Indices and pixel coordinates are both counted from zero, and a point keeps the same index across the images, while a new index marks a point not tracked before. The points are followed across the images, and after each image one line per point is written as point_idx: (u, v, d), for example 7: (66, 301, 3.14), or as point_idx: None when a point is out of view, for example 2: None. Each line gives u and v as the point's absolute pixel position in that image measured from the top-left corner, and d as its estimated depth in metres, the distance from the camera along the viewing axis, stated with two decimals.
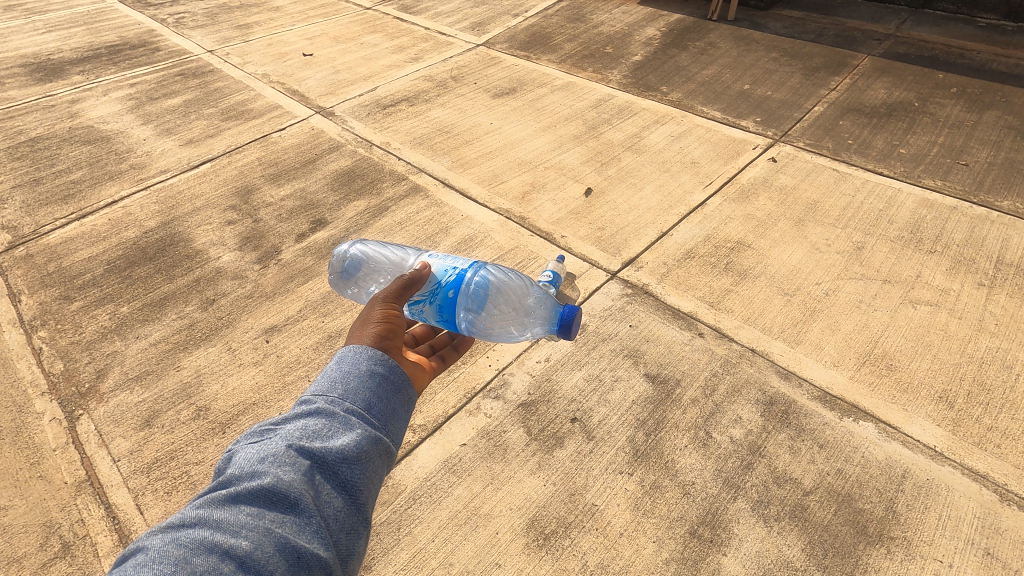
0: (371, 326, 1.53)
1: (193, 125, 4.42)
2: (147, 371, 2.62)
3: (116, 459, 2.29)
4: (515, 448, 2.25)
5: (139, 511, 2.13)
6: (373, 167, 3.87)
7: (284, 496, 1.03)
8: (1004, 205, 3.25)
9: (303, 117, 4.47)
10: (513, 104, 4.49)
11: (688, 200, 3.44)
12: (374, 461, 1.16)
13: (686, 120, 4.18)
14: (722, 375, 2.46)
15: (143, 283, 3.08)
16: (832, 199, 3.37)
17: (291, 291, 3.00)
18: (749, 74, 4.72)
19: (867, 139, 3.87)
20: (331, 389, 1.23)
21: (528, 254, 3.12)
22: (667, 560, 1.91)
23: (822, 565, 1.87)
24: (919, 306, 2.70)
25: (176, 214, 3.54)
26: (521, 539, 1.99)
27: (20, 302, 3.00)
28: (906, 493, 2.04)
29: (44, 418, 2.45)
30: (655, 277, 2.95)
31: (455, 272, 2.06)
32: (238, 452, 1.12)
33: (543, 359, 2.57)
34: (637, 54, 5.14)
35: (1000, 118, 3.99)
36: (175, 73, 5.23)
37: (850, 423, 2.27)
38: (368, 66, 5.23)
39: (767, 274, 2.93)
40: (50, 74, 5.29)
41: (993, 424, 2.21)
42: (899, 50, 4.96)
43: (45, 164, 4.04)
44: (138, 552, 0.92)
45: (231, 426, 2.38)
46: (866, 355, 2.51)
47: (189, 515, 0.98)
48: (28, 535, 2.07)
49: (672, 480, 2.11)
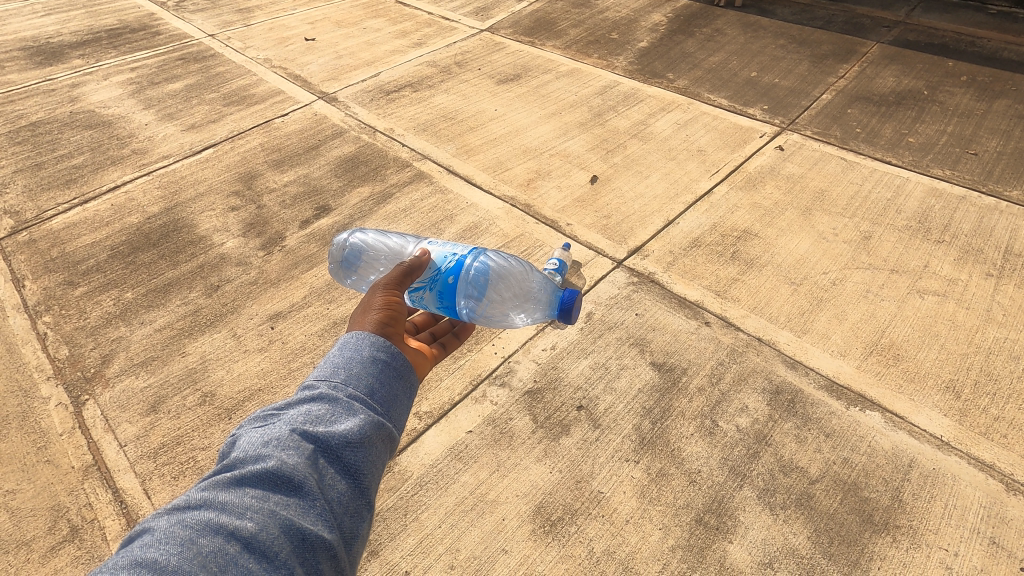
0: (373, 313, 1.52)
1: (194, 110, 4.39)
2: (152, 357, 2.62)
3: (123, 444, 2.30)
4: (521, 435, 2.25)
5: (147, 495, 2.14)
6: (376, 153, 3.85)
7: (289, 479, 1.03)
8: (1013, 195, 3.23)
9: (305, 103, 4.43)
10: (518, 90, 4.45)
11: (694, 188, 3.42)
12: (377, 446, 1.16)
13: (692, 108, 4.14)
14: (728, 364, 2.46)
15: (147, 269, 3.07)
16: (840, 188, 3.35)
17: (295, 278, 2.99)
18: (756, 62, 4.67)
19: (876, 128, 3.84)
20: (333, 375, 1.23)
21: (534, 242, 3.11)
22: (673, 547, 1.92)
23: (828, 554, 1.88)
24: (927, 296, 2.69)
25: (179, 200, 3.52)
26: (527, 525, 2.00)
27: (24, 287, 2.99)
28: (912, 482, 2.04)
29: (51, 403, 2.45)
30: (660, 265, 2.94)
31: (454, 259, 2.03)
32: (243, 437, 1.12)
33: (549, 347, 2.56)
34: (642, 40, 5.09)
35: (1011, 107, 3.95)
36: (176, 58, 5.18)
37: (856, 412, 2.27)
38: (370, 51, 5.18)
39: (774, 263, 2.92)
40: (50, 57, 5.24)
41: (1000, 415, 2.21)
42: (908, 37, 4.91)
43: (47, 149, 4.02)
44: (144, 534, 0.92)
45: (237, 412, 2.38)
46: (873, 345, 2.50)
47: (194, 497, 0.98)
48: (38, 519, 2.08)
49: (678, 468, 2.12)
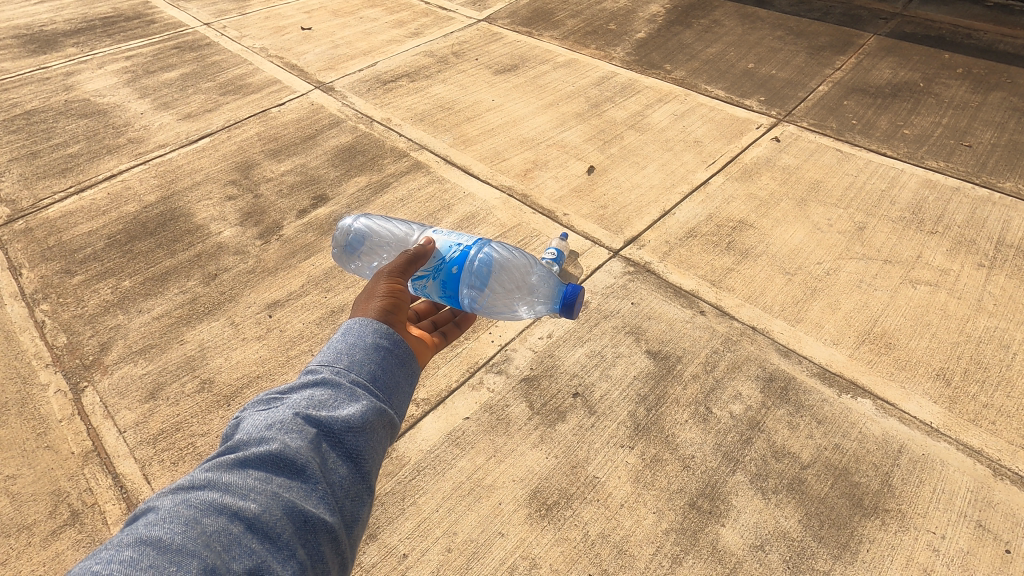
0: (376, 300, 1.54)
1: (190, 100, 4.37)
2: (150, 345, 2.63)
3: (121, 431, 2.31)
4: (518, 421, 2.28)
5: (147, 480, 2.16)
6: (373, 142, 3.85)
7: (291, 463, 1.04)
8: (1006, 186, 3.26)
9: (302, 92, 4.42)
10: (516, 80, 4.45)
11: (690, 179, 3.44)
12: (378, 432, 1.18)
13: (689, 99, 4.15)
14: (722, 352, 2.49)
15: (145, 257, 3.08)
16: (835, 179, 3.37)
17: (293, 267, 3.00)
18: (753, 53, 4.68)
19: (871, 119, 3.85)
20: (337, 360, 1.24)
21: (530, 232, 3.12)
22: (667, 530, 1.95)
23: (818, 536, 1.92)
24: (919, 286, 2.72)
25: (176, 189, 3.52)
26: (522, 510, 2.03)
27: (20, 276, 2.99)
28: (902, 467, 2.08)
29: (49, 390, 2.46)
30: (656, 255, 2.96)
31: (460, 249, 2.06)
32: (247, 419, 1.14)
33: (545, 335, 2.58)
34: (640, 31, 5.08)
35: (1005, 100, 3.97)
36: (172, 46, 5.15)
37: (847, 399, 2.29)
38: (367, 40, 5.16)
39: (768, 253, 2.94)
40: (44, 45, 5.21)
41: (989, 402, 2.25)
42: (905, 28, 4.92)
43: (42, 137, 4.01)
44: (149, 512, 0.94)
45: (236, 399, 2.40)
46: (866, 334, 2.53)
47: (198, 477, 1.00)
48: (39, 503, 2.10)
49: (672, 453, 2.15)
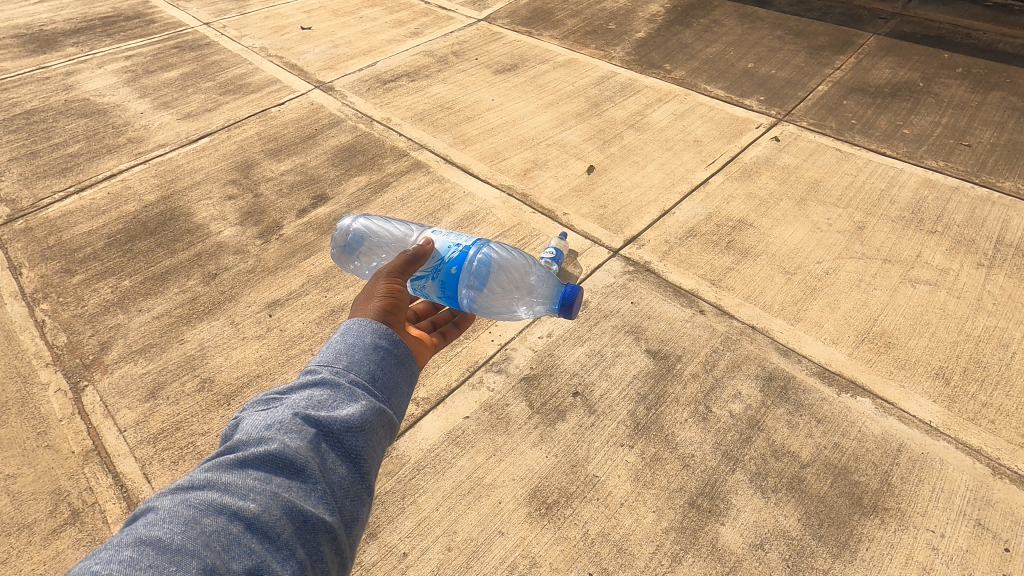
0: (375, 300, 1.54)
1: (190, 99, 4.37)
2: (150, 344, 2.64)
3: (122, 430, 2.32)
4: (518, 421, 2.28)
5: (147, 480, 2.16)
6: (373, 142, 3.85)
7: (290, 463, 1.04)
8: (1005, 186, 3.26)
9: (302, 91, 4.42)
10: (515, 80, 4.45)
11: (690, 178, 3.44)
12: (378, 432, 1.18)
13: (689, 99, 4.15)
14: (722, 351, 2.49)
15: (145, 256, 3.08)
16: (834, 178, 3.37)
17: (293, 267, 3.00)
18: (753, 52, 4.68)
19: (870, 119, 3.85)
20: (336, 360, 1.25)
21: (530, 231, 3.13)
22: (667, 529, 1.95)
23: (818, 535, 1.92)
24: (918, 285, 2.72)
25: (176, 188, 3.52)
26: (522, 509, 2.03)
27: (20, 275, 2.99)
28: (901, 466, 2.08)
29: (49, 389, 2.46)
30: (656, 255, 2.97)
31: (459, 250, 2.06)
32: (246, 419, 1.14)
33: (545, 334, 2.59)
34: (640, 31, 5.08)
35: (1005, 99, 3.97)
36: (172, 46, 5.15)
37: (847, 398, 2.30)
38: (367, 40, 5.16)
39: (767, 253, 2.94)
40: (44, 45, 5.21)
41: (988, 401, 2.25)
42: (905, 28, 4.93)
43: (42, 136, 4.01)
44: (149, 512, 0.94)
45: (236, 398, 2.40)
46: (865, 333, 2.54)
47: (198, 477, 1.00)
48: (39, 502, 2.10)
49: (672, 452, 2.15)
